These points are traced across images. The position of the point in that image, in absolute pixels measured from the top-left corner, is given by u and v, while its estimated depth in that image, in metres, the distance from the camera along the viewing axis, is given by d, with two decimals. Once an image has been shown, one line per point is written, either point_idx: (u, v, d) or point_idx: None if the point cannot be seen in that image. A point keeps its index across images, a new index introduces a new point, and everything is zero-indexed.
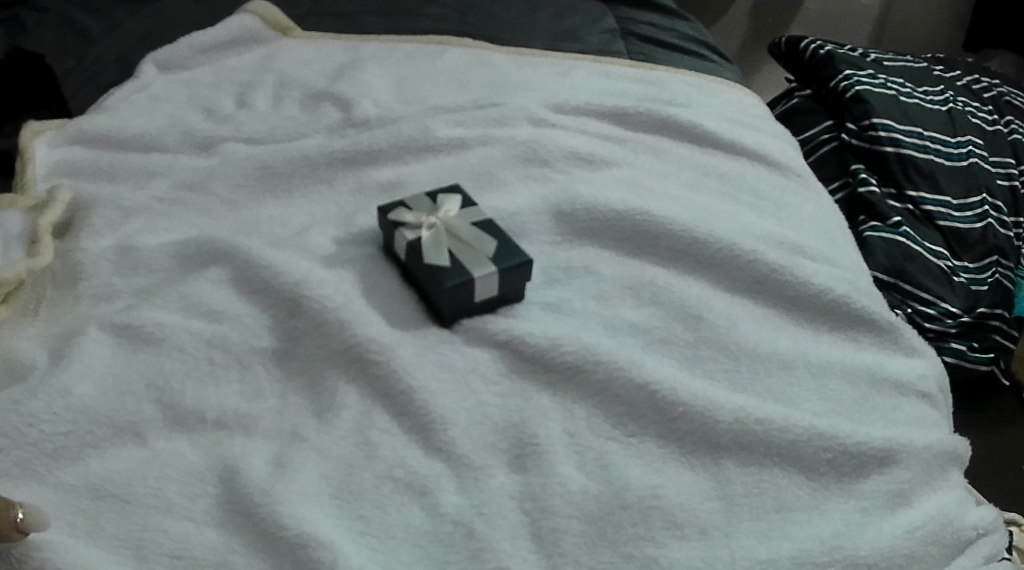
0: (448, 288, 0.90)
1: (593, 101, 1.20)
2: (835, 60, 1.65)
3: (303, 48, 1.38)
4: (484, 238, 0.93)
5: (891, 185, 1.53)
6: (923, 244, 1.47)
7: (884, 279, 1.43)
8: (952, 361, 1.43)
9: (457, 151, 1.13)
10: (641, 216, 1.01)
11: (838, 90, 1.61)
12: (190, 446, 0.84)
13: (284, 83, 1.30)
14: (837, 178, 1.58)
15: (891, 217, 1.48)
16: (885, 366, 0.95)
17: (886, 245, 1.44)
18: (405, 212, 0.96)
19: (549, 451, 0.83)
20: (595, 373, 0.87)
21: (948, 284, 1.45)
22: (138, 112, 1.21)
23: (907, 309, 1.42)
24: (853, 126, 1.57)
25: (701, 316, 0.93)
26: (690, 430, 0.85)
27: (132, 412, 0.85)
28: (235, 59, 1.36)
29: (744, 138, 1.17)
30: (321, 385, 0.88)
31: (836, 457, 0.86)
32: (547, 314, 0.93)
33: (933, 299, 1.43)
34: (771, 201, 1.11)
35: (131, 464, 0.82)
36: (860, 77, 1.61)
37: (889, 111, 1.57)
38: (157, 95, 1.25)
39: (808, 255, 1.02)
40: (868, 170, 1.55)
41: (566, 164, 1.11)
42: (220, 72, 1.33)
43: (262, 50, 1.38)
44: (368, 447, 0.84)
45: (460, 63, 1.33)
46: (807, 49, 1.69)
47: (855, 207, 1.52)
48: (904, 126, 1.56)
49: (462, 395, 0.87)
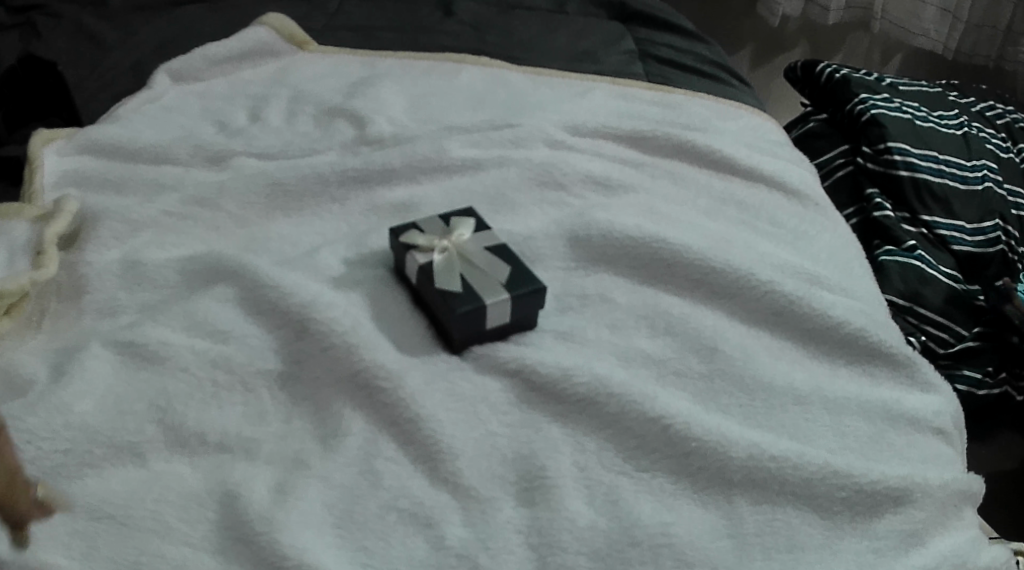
0: (459, 315, 0.88)
1: (611, 123, 1.19)
2: (852, 84, 1.62)
3: (319, 61, 1.37)
4: (498, 262, 0.92)
5: (905, 209, 1.51)
6: (938, 269, 1.46)
7: (900, 303, 1.41)
8: (963, 391, 1.41)
9: (471, 171, 1.12)
10: (657, 243, 0.99)
11: (854, 113, 1.58)
12: (191, 469, 0.83)
13: (298, 97, 1.29)
14: (852, 204, 1.56)
15: (906, 241, 1.47)
16: (902, 401, 0.92)
17: (900, 268, 1.43)
18: (417, 234, 0.95)
19: (559, 484, 0.80)
20: (608, 406, 0.85)
21: (963, 309, 1.45)
22: (150, 122, 1.20)
23: (921, 336, 1.42)
24: (868, 149, 1.55)
25: (716, 348, 0.91)
26: (703, 466, 0.83)
27: (132, 433, 0.84)
28: (249, 72, 1.35)
29: (763, 164, 1.15)
30: (327, 411, 0.87)
31: (851, 496, 0.83)
32: (559, 343, 0.91)
33: (946, 325, 1.43)
34: (789, 230, 1.09)
35: (129, 486, 0.81)
36: (876, 101, 1.58)
37: (906, 136, 1.54)
38: (170, 106, 1.24)
39: (825, 286, 1.00)
40: (882, 195, 1.53)
41: (582, 187, 1.10)
42: (234, 86, 1.32)
43: (276, 65, 1.37)
44: (373, 476, 0.82)
45: (477, 82, 1.32)
46: (823, 72, 1.65)
47: (870, 232, 1.51)
48: (919, 150, 1.53)
49: (471, 425, 0.85)
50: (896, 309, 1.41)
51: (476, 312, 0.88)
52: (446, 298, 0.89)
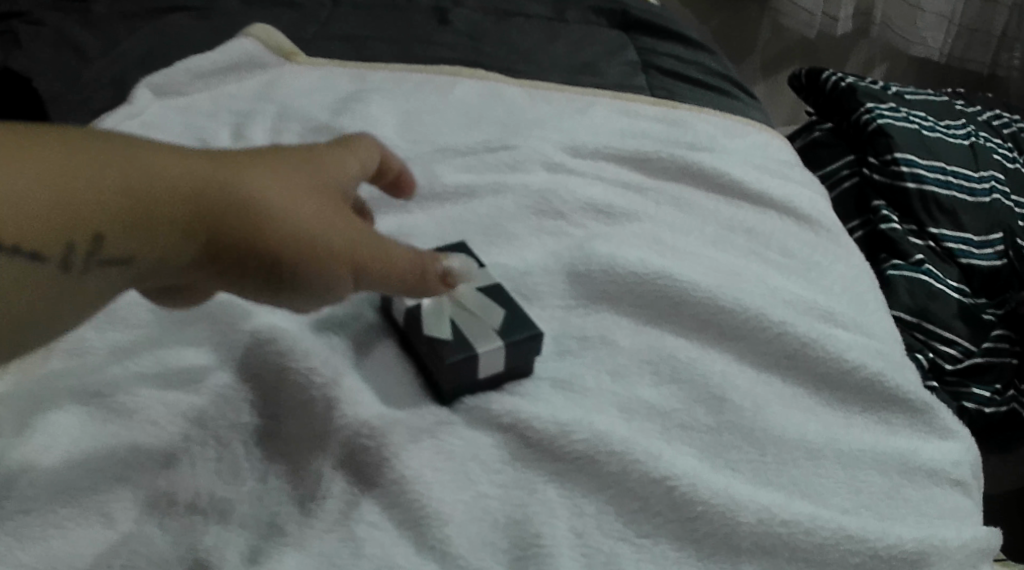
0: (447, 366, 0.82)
1: (612, 143, 1.11)
2: (858, 93, 1.54)
3: (309, 74, 1.30)
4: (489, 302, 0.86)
5: (911, 222, 1.40)
6: (946, 282, 1.35)
7: (907, 318, 1.30)
8: (973, 409, 1.28)
9: (465, 199, 1.03)
10: (662, 281, 0.93)
11: (861, 123, 1.50)
12: (160, 530, 0.77)
13: (286, 115, 1.22)
14: (857, 216, 1.45)
15: (914, 254, 1.36)
16: (919, 452, 0.89)
17: (908, 281, 1.32)
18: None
19: (554, 554, 0.75)
20: (608, 465, 0.80)
21: (971, 324, 1.33)
22: (132, 142, 1.13)
23: (929, 353, 1.30)
24: (876, 160, 1.46)
25: (724, 397, 0.86)
26: (710, 532, 0.78)
27: (97, 492, 0.78)
28: (234, 86, 1.28)
29: (773, 188, 1.09)
30: (305, 470, 0.81)
31: (865, 562, 0.80)
32: (555, 392, 0.85)
33: (954, 339, 1.31)
34: (802, 261, 1.03)
35: (96, 550, 0.75)
36: (882, 110, 1.50)
37: (913, 146, 1.45)
38: (147, 121, 1.18)
39: (839, 324, 0.95)
40: (889, 207, 1.42)
41: (582, 216, 1.02)
42: (217, 98, 1.25)
43: (264, 77, 1.30)
44: (353, 543, 0.76)
45: (472, 96, 1.25)
46: (829, 80, 1.58)
47: (875, 245, 1.40)
48: (926, 161, 1.44)
49: (461, 486, 0.79)
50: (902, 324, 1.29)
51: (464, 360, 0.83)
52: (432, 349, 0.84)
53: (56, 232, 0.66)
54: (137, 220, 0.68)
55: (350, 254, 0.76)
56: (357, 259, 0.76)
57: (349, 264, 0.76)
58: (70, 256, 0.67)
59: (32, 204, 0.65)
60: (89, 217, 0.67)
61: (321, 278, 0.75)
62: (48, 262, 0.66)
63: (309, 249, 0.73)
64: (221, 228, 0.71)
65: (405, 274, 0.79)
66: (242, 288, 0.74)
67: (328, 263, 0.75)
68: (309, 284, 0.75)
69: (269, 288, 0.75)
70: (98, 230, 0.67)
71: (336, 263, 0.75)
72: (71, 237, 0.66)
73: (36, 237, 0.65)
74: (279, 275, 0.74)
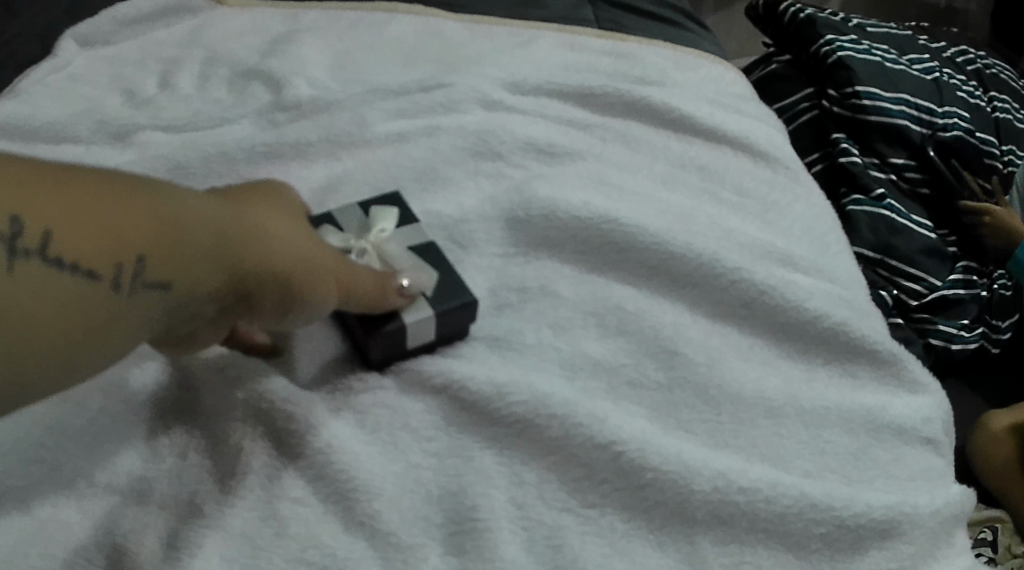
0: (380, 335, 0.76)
1: (555, 77, 1.02)
2: (819, 24, 1.37)
3: (239, 19, 1.07)
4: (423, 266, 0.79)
5: (872, 156, 1.31)
6: (910, 218, 1.28)
7: (869, 255, 1.24)
8: (939, 346, 1.23)
9: (396, 144, 0.95)
10: (608, 225, 0.87)
11: (820, 54, 1.34)
12: (77, 513, 0.71)
13: (213, 60, 1.02)
14: (815, 150, 1.34)
15: (876, 189, 1.27)
16: (888, 409, 0.86)
17: (870, 219, 1.25)
18: (330, 232, 0.80)
19: (493, 528, 0.71)
20: (549, 430, 0.75)
21: (935, 258, 1.27)
22: (50, 96, 0.95)
23: (893, 290, 1.24)
24: (836, 92, 1.33)
25: (675, 350, 0.82)
26: (660, 501, 0.75)
27: (11, 477, 0.71)
28: (163, 32, 1.05)
29: (727, 123, 1.01)
30: (224, 444, 0.74)
31: (830, 532, 0.77)
32: (492, 353, 0.80)
33: (921, 274, 1.25)
34: (758, 201, 0.97)
35: (10, 539, 0.69)
36: (843, 41, 1.34)
37: (876, 79, 1.32)
38: (72, 72, 0.99)
39: (799, 268, 0.90)
40: (849, 140, 1.32)
41: (521, 156, 0.95)
42: (145, 46, 1.03)
43: (193, 20, 1.07)
44: (276, 522, 0.71)
45: (411, 33, 1.08)
46: (787, 10, 1.40)
47: (834, 179, 1.30)
48: (890, 94, 1.32)
49: (391, 458, 0.74)
50: (864, 261, 1.23)
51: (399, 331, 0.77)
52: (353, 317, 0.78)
53: (107, 250, 0.56)
54: (177, 250, 0.59)
55: (351, 284, 0.71)
56: (351, 288, 0.71)
57: (347, 290, 0.71)
58: (119, 280, 0.57)
59: (79, 224, 0.55)
60: (138, 234, 0.57)
61: (322, 308, 0.69)
62: (98, 283, 0.56)
63: (323, 282, 0.68)
64: (257, 258, 0.63)
65: (383, 303, 0.75)
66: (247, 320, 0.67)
67: (331, 293, 0.69)
68: (309, 314, 0.69)
69: (275, 319, 0.68)
70: (142, 252, 0.57)
71: (336, 291, 0.69)
72: (121, 255, 0.57)
73: (92, 253, 0.56)
74: (293, 306, 0.67)
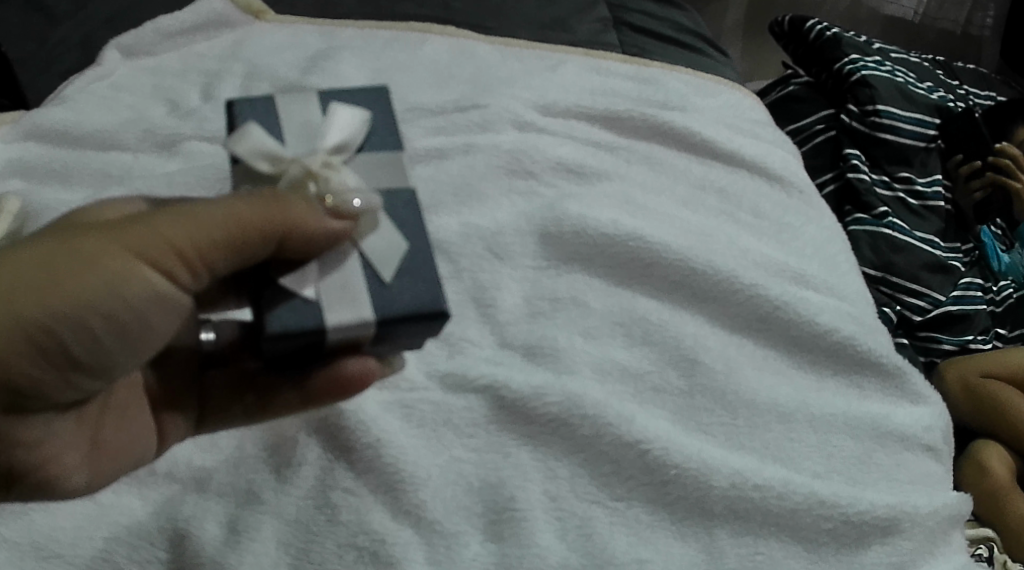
0: (275, 329, 0.68)
1: (583, 99, 1.07)
2: (843, 44, 1.41)
3: (277, 37, 1.06)
4: (374, 205, 0.70)
5: (881, 172, 1.36)
6: (912, 234, 1.32)
7: (872, 274, 1.29)
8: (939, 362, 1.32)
9: (436, 161, 0.99)
10: (634, 242, 0.93)
11: (841, 74, 1.39)
12: (141, 502, 0.78)
13: (254, 76, 1.02)
14: (828, 167, 1.37)
15: (878, 207, 1.31)
16: (891, 417, 0.93)
17: (871, 238, 1.30)
18: (257, 138, 0.69)
19: (528, 518, 0.79)
20: (581, 428, 0.83)
21: (939, 274, 1.31)
22: (96, 104, 0.97)
23: (895, 306, 1.29)
24: (855, 108, 1.37)
25: (696, 359, 0.89)
26: (681, 495, 0.83)
27: None
28: (203, 47, 1.04)
29: (744, 147, 1.08)
30: (280, 436, 0.80)
31: (837, 527, 0.85)
32: (529, 364, 0.87)
33: (922, 290, 1.29)
34: (773, 222, 1.04)
35: (77, 521, 0.77)
36: (866, 62, 1.40)
37: (895, 99, 1.38)
38: (117, 82, 0.99)
39: (810, 285, 0.97)
40: (861, 156, 1.36)
41: (552, 175, 1.00)
42: (187, 58, 1.03)
43: (231, 35, 1.06)
44: (329, 510, 0.78)
45: (444, 56, 1.08)
46: (812, 28, 1.43)
47: (840, 196, 1.35)
48: (907, 114, 1.39)
49: (437, 452, 0.81)
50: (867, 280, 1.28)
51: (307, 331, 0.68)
52: (269, 268, 0.69)
53: None
54: None
55: (160, 251, 0.67)
56: (172, 244, 0.67)
57: (162, 260, 0.67)
58: None
59: None
60: None
61: (141, 300, 0.67)
62: None
63: (91, 292, 0.65)
64: None
65: (274, 211, 0.67)
66: (56, 388, 0.68)
67: (129, 281, 0.66)
68: (140, 316, 0.68)
69: (89, 358, 0.67)
70: None
71: (182, 259, 0.67)
72: None
73: None
74: (93, 335, 0.66)
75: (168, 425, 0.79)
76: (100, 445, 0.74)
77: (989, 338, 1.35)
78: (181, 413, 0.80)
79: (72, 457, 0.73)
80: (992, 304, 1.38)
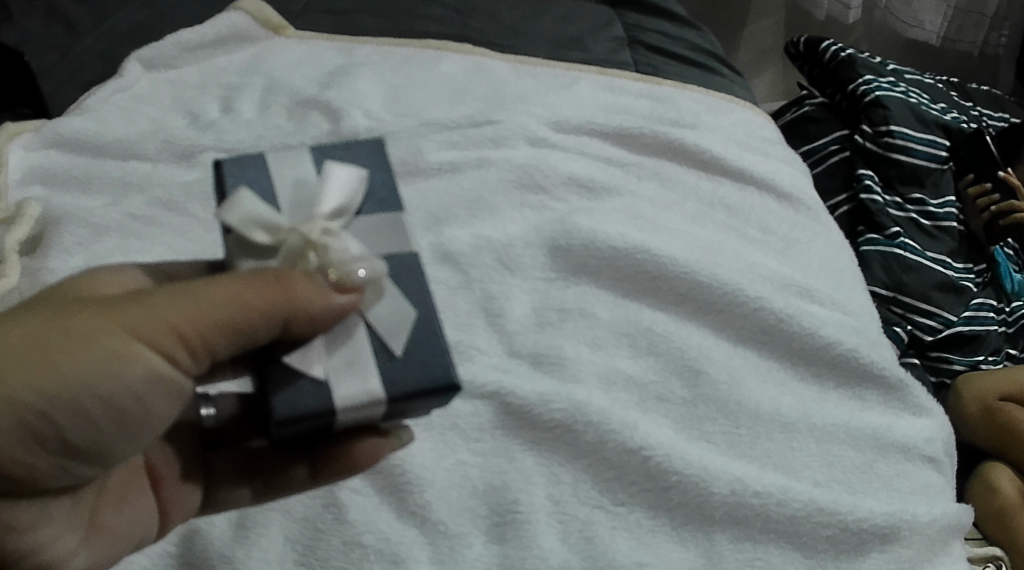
0: (282, 414, 0.65)
1: (596, 116, 1.08)
2: (857, 65, 1.43)
3: (297, 55, 1.08)
4: (379, 273, 0.67)
5: (892, 194, 1.37)
6: (924, 254, 1.33)
7: (884, 293, 1.30)
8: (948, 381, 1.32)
9: (448, 175, 1.01)
10: (642, 255, 0.95)
11: (855, 95, 1.40)
12: None
13: (274, 90, 1.04)
14: (841, 190, 1.38)
15: (890, 227, 1.32)
16: (893, 429, 0.94)
17: (882, 258, 1.30)
18: (250, 207, 0.66)
19: (532, 520, 0.81)
20: (585, 435, 0.84)
21: (950, 293, 1.32)
22: (117, 115, 0.99)
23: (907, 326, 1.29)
24: (869, 129, 1.38)
25: (699, 370, 0.91)
26: (682, 501, 0.84)
27: None
28: (224, 61, 1.06)
29: (755, 164, 1.09)
30: None
31: (835, 534, 0.86)
32: (535, 372, 0.88)
33: (933, 310, 1.30)
34: (780, 237, 1.05)
35: None
36: (880, 83, 1.41)
37: (906, 120, 1.39)
38: (137, 94, 1.01)
39: (816, 300, 0.98)
40: (874, 176, 1.37)
41: (564, 191, 1.01)
42: (207, 73, 1.05)
43: (252, 50, 1.08)
44: (336, 508, 0.80)
45: (460, 74, 1.09)
46: (827, 49, 1.45)
47: (853, 218, 1.36)
48: (919, 135, 1.39)
49: (441, 455, 0.83)
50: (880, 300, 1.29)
51: (313, 411, 0.65)
52: (275, 347, 0.66)
53: None
54: None
55: (158, 332, 0.65)
56: (174, 327, 0.65)
57: (161, 342, 0.65)
58: None
59: None
60: None
61: (140, 384, 0.65)
62: None
63: (88, 375, 0.64)
64: None
65: (277, 292, 0.64)
66: (51, 473, 0.66)
67: (128, 365, 0.65)
68: (139, 402, 0.66)
69: (85, 446, 0.65)
70: None
71: (183, 342, 0.65)
72: None
73: None
74: (87, 421, 0.64)
75: (171, 505, 0.75)
76: (99, 527, 0.71)
77: (999, 358, 1.34)
78: (193, 484, 0.77)
79: (69, 539, 0.69)
80: (1004, 325, 1.36)
